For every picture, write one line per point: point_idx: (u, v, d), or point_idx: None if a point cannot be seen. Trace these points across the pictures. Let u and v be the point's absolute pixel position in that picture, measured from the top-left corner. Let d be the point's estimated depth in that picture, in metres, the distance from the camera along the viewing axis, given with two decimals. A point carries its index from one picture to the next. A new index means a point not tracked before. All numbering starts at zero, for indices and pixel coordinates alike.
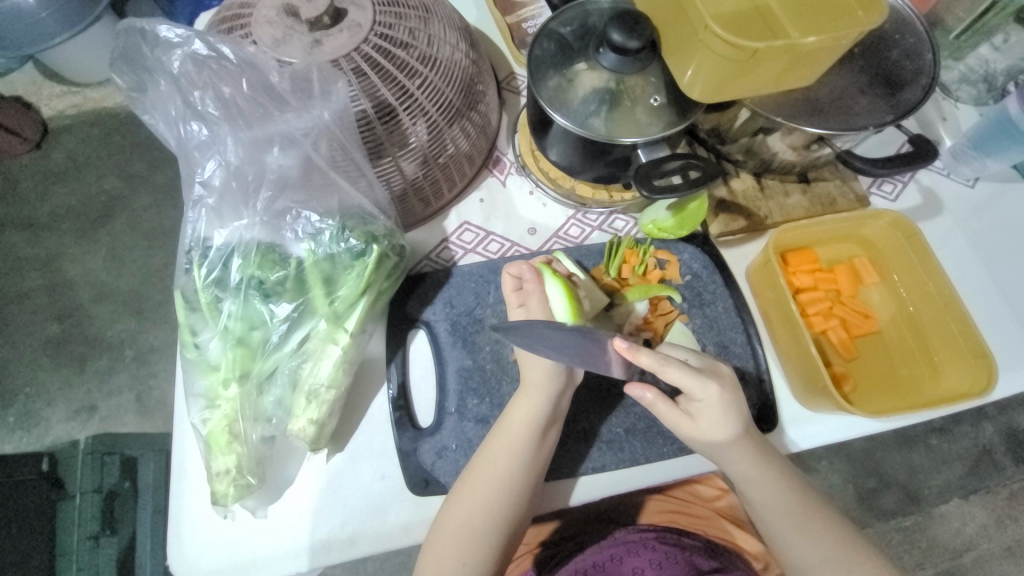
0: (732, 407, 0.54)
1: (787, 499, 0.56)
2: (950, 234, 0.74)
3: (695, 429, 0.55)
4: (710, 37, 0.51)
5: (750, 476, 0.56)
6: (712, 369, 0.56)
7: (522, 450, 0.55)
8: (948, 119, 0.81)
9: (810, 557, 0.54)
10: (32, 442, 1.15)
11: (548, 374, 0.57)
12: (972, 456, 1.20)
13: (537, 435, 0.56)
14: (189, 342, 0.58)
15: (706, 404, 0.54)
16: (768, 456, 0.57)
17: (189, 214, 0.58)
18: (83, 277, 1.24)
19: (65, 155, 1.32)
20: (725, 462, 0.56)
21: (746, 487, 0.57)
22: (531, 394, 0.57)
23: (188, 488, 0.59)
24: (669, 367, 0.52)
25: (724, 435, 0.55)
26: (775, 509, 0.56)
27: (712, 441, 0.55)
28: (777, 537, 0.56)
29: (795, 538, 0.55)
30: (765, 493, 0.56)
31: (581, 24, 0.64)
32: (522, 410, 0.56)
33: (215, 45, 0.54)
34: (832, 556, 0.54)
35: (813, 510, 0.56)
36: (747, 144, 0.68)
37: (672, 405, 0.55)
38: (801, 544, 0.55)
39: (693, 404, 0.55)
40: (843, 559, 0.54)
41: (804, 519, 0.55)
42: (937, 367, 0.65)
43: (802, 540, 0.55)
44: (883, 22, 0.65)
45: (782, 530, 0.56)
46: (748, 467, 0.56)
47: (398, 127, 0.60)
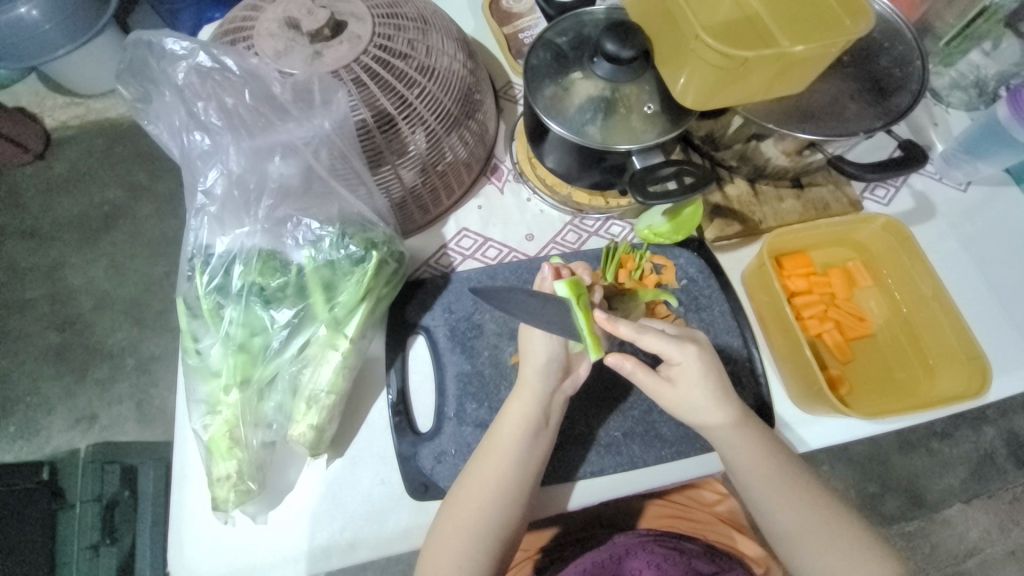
0: (710, 371, 0.56)
1: (769, 468, 0.56)
2: (942, 237, 0.75)
3: (675, 396, 0.57)
4: (701, 47, 0.52)
5: (734, 444, 0.56)
6: (689, 335, 0.58)
7: (515, 451, 0.56)
8: (939, 125, 0.82)
9: (794, 526, 0.54)
10: (33, 451, 1.15)
11: (540, 375, 0.57)
12: (974, 460, 1.20)
13: (529, 436, 0.56)
14: (190, 348, 0.58)
15: (683, 366, 0.56)
16: (751, 424, 0.57)
17: (192, 222, 0.59)
18: (85, 286, 1.25)
19: (68, 166, 1.33)
20: (708, 431, 0.57)
21: (730, 457, 0.57)
22: (525, 397, 0.57)
23: (189, 494, 0.60)
24: (644, 335, 0.55)
25: (707, 398, 0.56)
26: (760, 480, 0.56)
27: (694, 406, 0.56)
28: (761, 508, 0.56)
29: (778, 506, 0.55)
30: (748, 463, 0.56)
31: (576, 34, 0.66)
32: (515, 410, 0.57)
33: (219, 57, 0.55)
34: (815, 523, 0.54)
35: (796, 478, 0.56)
36: (741, 150, 0.69)
37: (651, 373, 0.57)
38: (785, 514, 0.55)
39: (673, 369, 0.57)
40: (827, 527, 0.54)
41: (787, 487, 0.56)
42: (932, 370, 0.66)
43: (785, 507, 0.55)
44: (871, 31, 0.67)
45: (766, 499, 0.56)
46: (732, 433, 0.56)
47: (398, 136, 0.61)
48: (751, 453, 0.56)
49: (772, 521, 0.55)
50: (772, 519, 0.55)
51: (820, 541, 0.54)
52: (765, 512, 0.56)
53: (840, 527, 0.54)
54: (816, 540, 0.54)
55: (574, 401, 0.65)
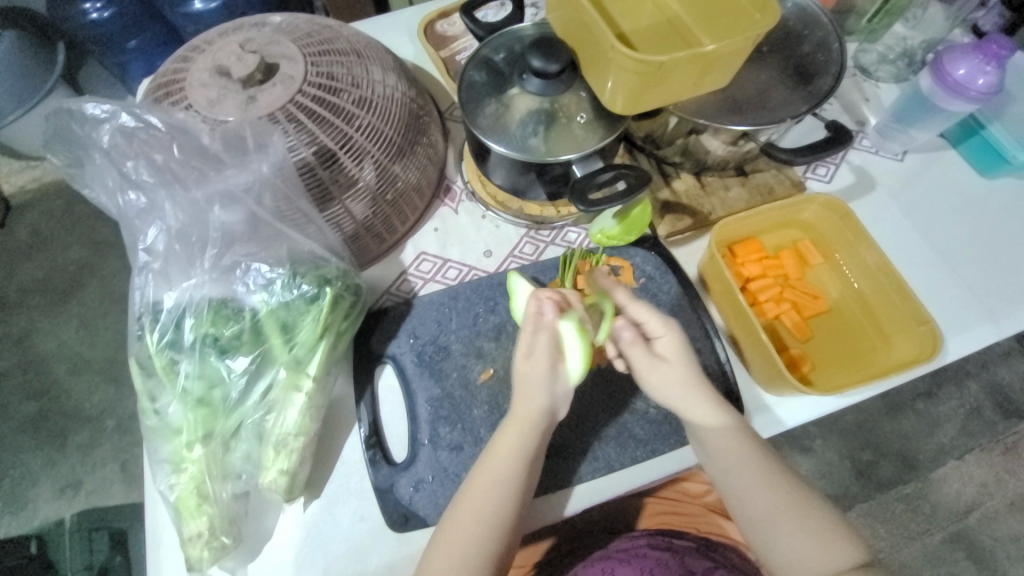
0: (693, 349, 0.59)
1: (742, 452, 0.56)
2: (885, 208, 0.77)
3: (662, 375, 0.58)
4: (618, 55, 0.54)
5: (709, 424, 0.57)
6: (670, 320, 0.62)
7: (507, 482, 0.55)
8: (871, 99, 0.84)
9: (765, 509, 0.54)
10: (19, 526, 1.11)
11: (536, 407, 0.57)
12: (961, 416, 1.23)
13: (524, 468, 0.56)
14: (148, 409, 0.57)
15: (668, 340, 0.58)
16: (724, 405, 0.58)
17: (136, 281, 0.58)
18: (57, 350, 1.22)
19: (28, 230, 1.31)
20: (684, 410, 0.58)
21: (707, 439, 0.57)
22: (517, 428, 0.57)
23: (163, 557, 0.58)
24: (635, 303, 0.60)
25: (686, 380, 0.57)
26: (732, 464, 0.56)
27: (674, 387, 0.58)
28: (739, 489, 0.55)
29: (749, 490, 0.55)
30: (722, 446, 0.56)
31: (508, 51, 0.67)
32: (510, 442, 0.56)
33: (142, 116, 0.56)
34: (786, 508, 0.54)
35: (768, 463, 0.56)
36: (683, 145, 0.70)
37: (642, 351, 0.58)
38: (757, 496, 0.54)
39: (657, 344, 0.59)
40: (797, 512, 0.53)
41: (760, 471, 0.55)
42: (887, 338, 0.67)
43: (758, 491, 0.55)
44: (790, 20, 0.69)
45: (743, 479, 0.55)
46: (708, 416, 0.57)
47: (342, 169, 0.62)
48: (726, 435, 0.57)
49: (744, 504, 0.55)
50: (745, 503, 0.55)
51: (791, 525, 0.53)
52: (742, 494, 0.55)
53: (810, 512, 0.53)
54: (788, 525, 0.53)
55: None
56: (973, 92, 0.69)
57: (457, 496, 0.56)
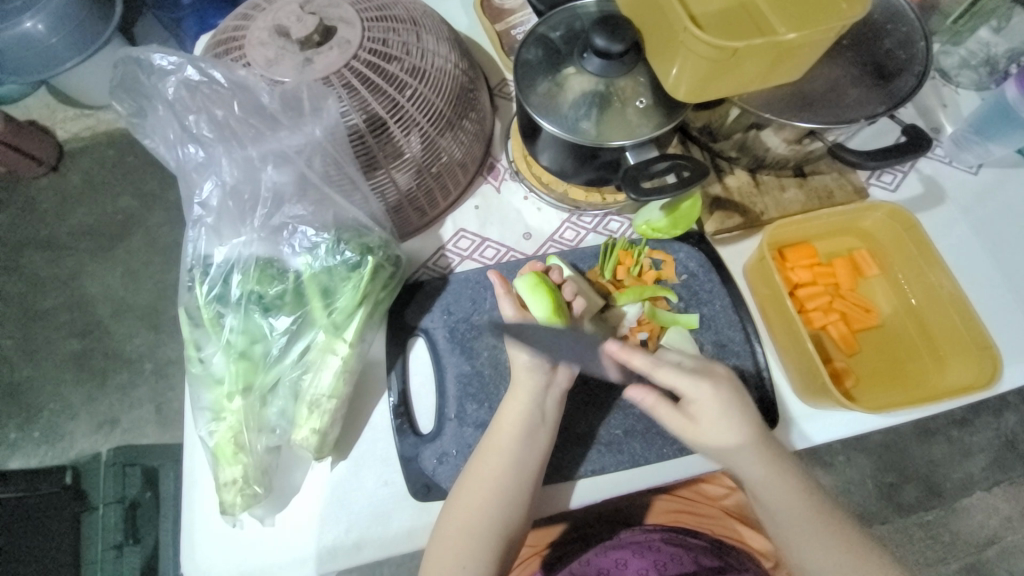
0: (732, 407, 0.55)
1: (803, 508, 0.55)
2: (953, 222, 0.73)
3: (699, 433, 0.55)
4: (690, 38, 0.51)
5: (767, 479, 0.55)
6: (705, 369, 0.57)
7: (511, 450, 0.56)
8: (948, 106, 0.79)
9: (830, 568, 0.53)
10: (57, 455, 1.19)
11: (529, 372, 0.57)
12: (995, 448, 1.17)
13: (526, 435, 0.56)
14: (194, 357, 0.59)
15: (701, 402, 0.55)
16: (783, 460, 0.56)
17: (190, 233, 0.60)
18: (102, 294, 1.28)
19: (81, 177, 1.36)
20: (737, 464, 0.56)
21: (763, 493, 0.55)
22: (520, 397, 0.57)
23: (199, 498, 0.61)
24: (659, 368, 0.56)
25: (733, 438, 0.55)
26: (794, 521, 0.54)
27: (719, 443, 0.55)
28: (788, 542, 0.55)
29: (812, 546, 0.53)
30: (782, 501, 0.55)
31: (568, 28, 0.65)
32: (511, 409, 0.57)
33: (207, 70, 0.56)
34: (853, 567, 0.53)
35: (830, 517, 0.55)
36: (741, 140, 0.67)
37: (672, 409, 0.56)
38: (821, 555, 0.53)
39: (690, 406, 0.56)
40: (863, 569, 0.53)
41: (822, 527, 0.54)
42: (941, 360, 0.64)
43: (822, 548, 0.53)
44: (874, 12, 0.64)
45: (793, 534, 0.54)
46: (764, 472, 0.55)
47: (390, 139, 0.61)
48: (783, 485, 0.55)
49: (808, 563, 0.54)
50: (807, 561, 0.54)
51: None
52: (794, 548, 0.54)
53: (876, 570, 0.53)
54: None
55: (574, 399, 0.65)
56: None
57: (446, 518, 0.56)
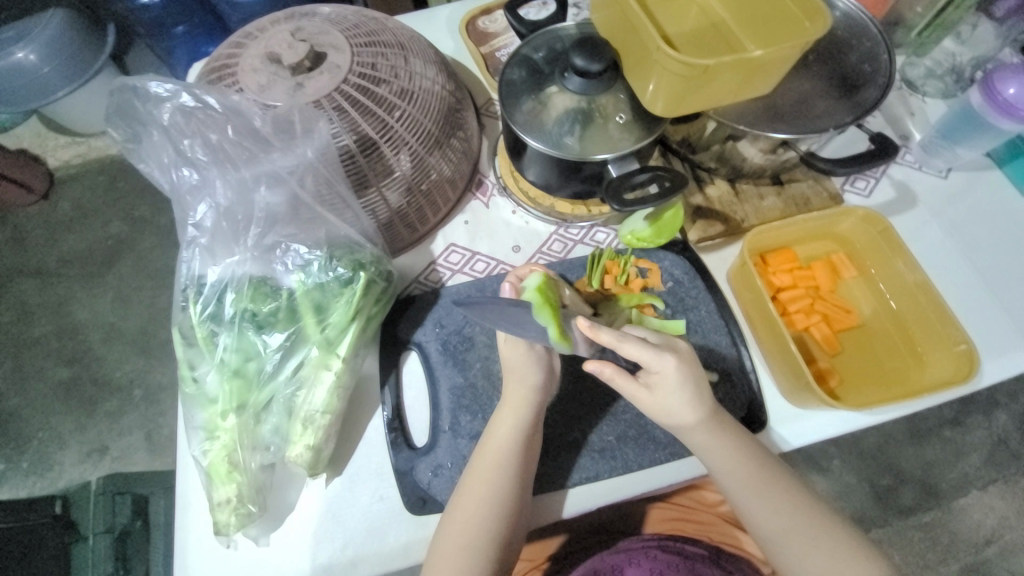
0: (692, 380, 0.55)
1: (751, 470, 0.56)
2: (925, 225, 0.75)
3: (653, 402, 0.56)
4: (663, 57, 0.54)
5: (710, 446, 0.56)
6: (669, 344, 0.56)
7: (508, 466, 0.56)
8: (915, 114, 0.82)
9: (777, 527, 0.54)
10: (46, 486, 1.16)
11: (532, 393, 0.59)
12: (987, 447, 1.18)
13: (520, 450, 0.57)
14: (187, 377, 0.60)
15: (663, 376, 0.55)
16: (727, 425, 0.57)
17: (184, 254, 0.61)
18: (92, 320, 1.28)
19: (71, 204, 1.37)
20: (683, 433, 0.57)
21: (710, 461, 0.56)
22: (510, 413, 0.58)
23: (192, 520, 0.61)
24: (625, 342, 0.54)
25: (682, 406, 0.55)
26: (742, 483, 0.56)
27: (672, 414, 0.56)
28: (742, 508, 0.56)
29: (762, 508, 0.55)
30: (728, 467, 0.56)
31: (550, 49, 0.68)
32: (505, 424, 0.58)
33: (201, 96, 0.58)
34: (801, 524, 0.54)
35: (776, 479, 0.56)
36: (718, 151, 0.70)
37: (630, 379, 0.56)
38: (767, 513, 0.54)
39: (650, 377, 0.56)
40: (811, 526, 0.54)
41: (768, 488, 0.55)
42: (922, 358, 0.66)
43: (770, 510, 0.54)
44: (838, 29, 0.68)
45: (747, 498, 0.55)
46: (708, 437, 0.56)
47: (381, 159, 0.63)
48: (730, 452, 0.56)
49: (755, 521, 0.55)
50: (757, 520, 0.55)
51: (803, 539, 0.53)
52: (747, 512, 0.55)
53: (819, 524, 0.54)
54: (803, 542, 0.53)
55: (566, 408, 0.65)
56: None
57: (442, 523, 0.56)
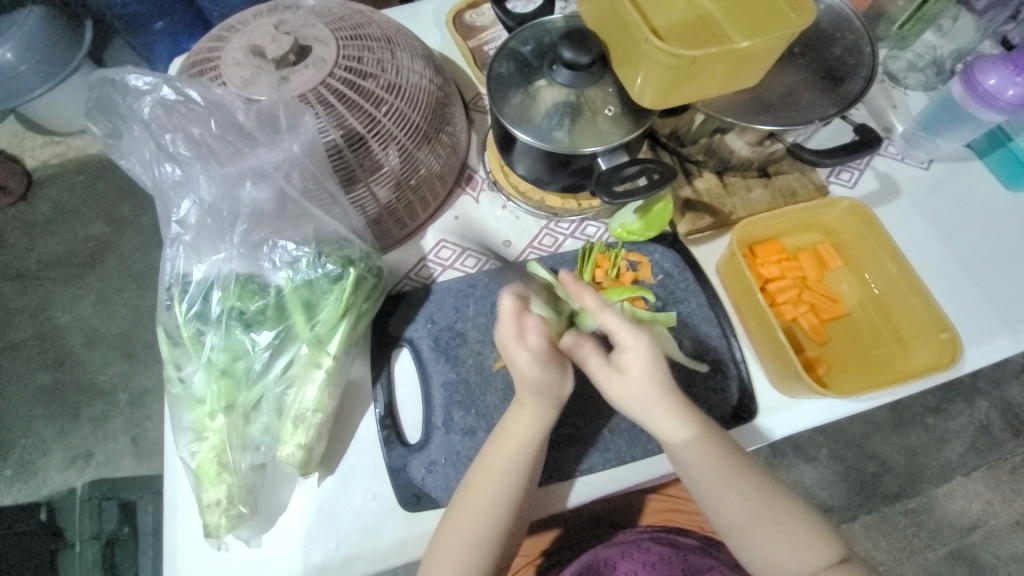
0: (660, 363, 0.54)
1: (718, 462, 0.55)
2: (909, 216, 0.77)
3: (626, 385, 0.55)
4: (652, 49, 0.54)
5: (678, 435, 0.55)
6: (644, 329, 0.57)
7: (517, 465, 0.55)
8: (898, 107, 0.84)
9: (741, 516, 0.54)
10: (30, 494, 1.14)
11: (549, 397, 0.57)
12: (970, 434, 1.21)
13: (533, 450, 0.56)
14: (174, 377, 0.59)
15: (634, 354, 0.54)
16: (690, 417, 0.56)
17: (167, 252, 0.60)
18: (74, 323, 1.25)
19: (49, 205, 1.33)
20: (649, 422, 0.56)
21: (678, 451, 0.56)
22: (526, 411, 0.57)
23: (181, 522, 0.60)
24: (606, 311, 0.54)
25: (652, 395, 0.54)
26: (709, 474, 0.55)
27: (643, 399, 0.55)
28: (709, 499, 0.56)
29: (726, 498, 0.55)
30: (697, 457, 0.55)
31: (537, 42, 0.67)
32: (518, 424, 0.57)
33: (183, 90, 0.57)
34: (762, 513, 0.54)
35: (744, 469, 0.56)
36: (706, 144, 0.70)
37: (602, 359, 0.56)
38: (732, 503, 0.55)
39: (621, 357, 0.55)
40: (772, 517, 0.54)
41: (735, 480, 0.55)
42: (906, 346, 0.67)
43: (735, 499, 0.55)
44: (822, 22, 0.69)
45: (712, 490, 0.55)
46: (675, 425, 0.55)
47: (368, 153, 0.62)
48: (697, 442, 0.55)
49: (720, 511, 0.55)
50: (721, 510, 0.55)
51: (767, 528, 0.54)
52: (712, 502, 0.56)
53: (783, 513, 0.54)
54: (762, 531, 0.54)
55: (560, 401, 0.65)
56: (1003, 103, 0.68)
57: (443, 520, 0.56)
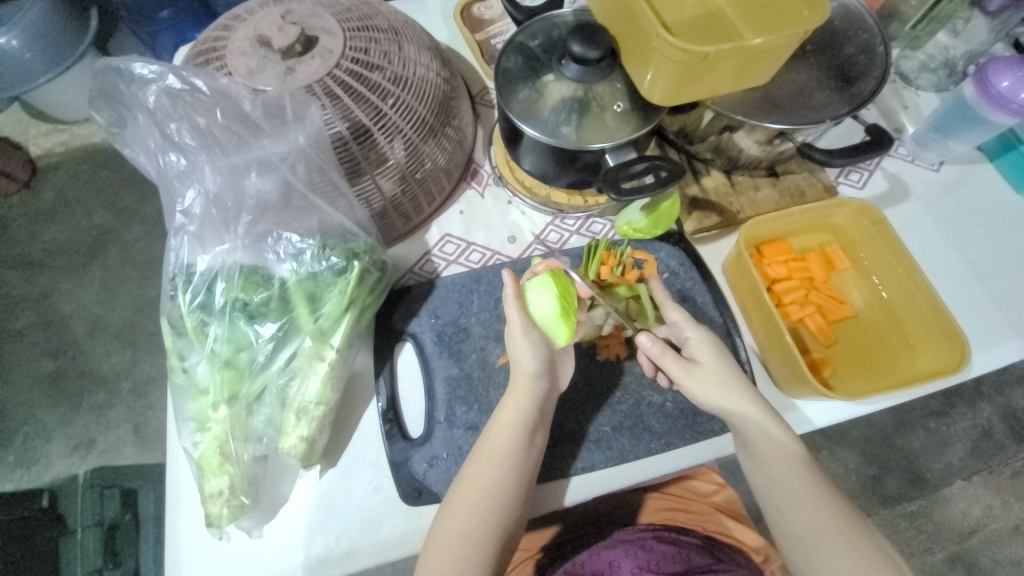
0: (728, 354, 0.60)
1: (792, 463, 0.55)
2: (917, 218, 0.76)
3: (701, 378, 0.58)
4: (663, 44, 0.53)
5: (758, 431, 0.56)
6: None
7: (509, 455, 0.56)
8: (909, 108, 0.83)
9: (812, 525, 0.52)
10: (32, 480, 1.14)
11: (531, 380, 0.57)
12: (971, 438, 1.21)
13: (524, 438, 0.56)
14: (177, 367, 0.59)
15: (702, 345, 0.60)
16: (775, 415, 0.57)
17: (172, 242, 0.60)
18: (76, 311, 1.25)
19: (53, 193, 1.33)
20: (728, 413, 0.57)
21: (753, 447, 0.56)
22: (516, 400, 0.57)
23: (183, 512, 0.60)
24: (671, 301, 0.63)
25: (730, 384, 0.57)
26: (780, 474, 0.54)
27: (721, 388, 0.57)
28: (780, 502, 0.54)
29: (799, 503, 0.53)
30: (772, 455, 0.55)
31: (546, 36, 0.67)
32: (507, 413, 0.57)
33: (189, 79, 0.56)
34: (835, 525, 0.52)
35: (814, 477, 0.55)
36: (715, 142, 0.69)
37: (676, 356, 0.58)
38: (803, 508, 0.53)
39: (692, 351, 0.59)
40: (844, 529, 0.52)
41: (806, 486, 0.54)
42: (912, 348, 0.67)
43: (807, 505, 0.53)
44: (835, 20, 0.68)
45: (785, 493, 0.54)
46: (754, 421, 0.56)
47: (374, 146, 0.62)
48: (776, 439, 0.55)
49: (792, 517, 0.53)
50: (792, 517, 0.53)
51: (839, 542, 0.51)
52: (783, 507, 0.54)
53: (855, 528, 0.52)
54: (834, 544, 0.51)
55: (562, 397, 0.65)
56: (1015, 105, 0.67)
57: (440, 513, 0.56)
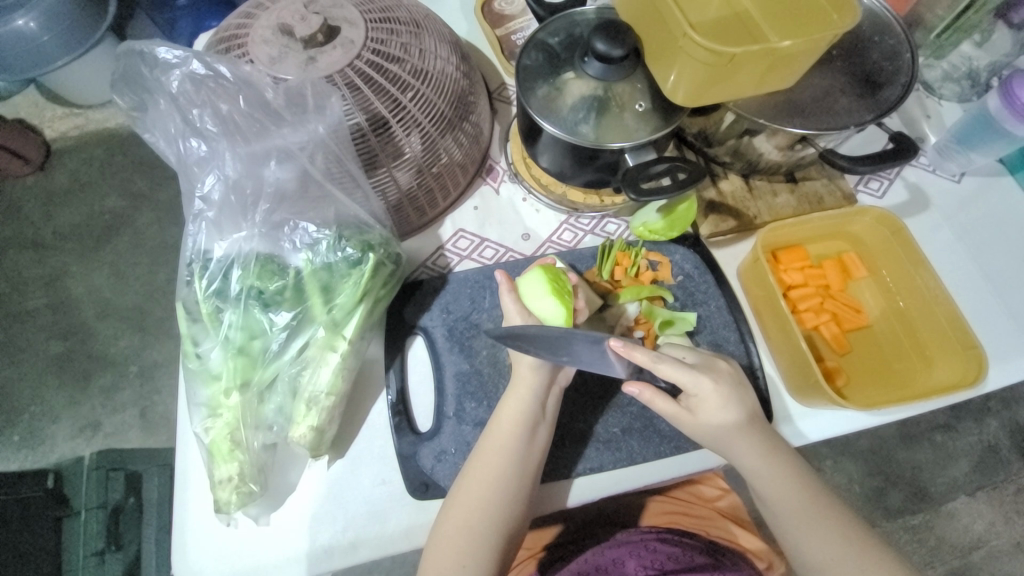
0: (731, 399, 0.55)
1: (801, 500, 0.55)
2: (937, 228, 0.75)
3: (696, 422, 0.56)
4: (690, 44, 0.53)
5: (762, 470, 0.56)
6: (708, 364, 0.57)
7: (514, 449, 0.56)
8: (932, 116, 0.82)
9: (824, 560, 0.53)
10: (37, 460, 1.15)
11: (532, 370, 0.58)
12: (977, 453, 1.20)
13: (527, 430, 0.57)
14: (191, 352, 0.59)
15: (703, 399, 0.55)
16: (779, 455, 0.56)
17: (190, 227, 0.60)
18: (86, 295, 1.26)
19: (68, 176, 1.34)
20: (731, 453, 0.57)
21: (760, 486, 0.56)
22: (522, 392, 0.58)
23: (192, 496, 0.60)
24: (661, 363, 0.54)
25: (727, 429, 0.56)
26: (790, 509, 0.55)
27: (721, 430, 0.56)
28: (790, 537, 0.54)
29: (810, 539, 0.53)
30: (779, 492, 0.55)
31: (568, 34, 0.66)
32: (513, 405, 0.57)
33: (212, 65, 0.56)
34: (848, 558, 0.52)
35: (826, 509, 0.55)
36: (734, 145, 0.69)
37: (670, 401, 0.56)
38: (815, 544, 0.53)
39: (690, 400, 0.56)
40: (858, 561, 0.52)
41: (818, 521, 0.54)
42: (928, 361, 0.66)
43: (818, 540, 0.53)
44: (861, 25, 0.67)
45: (795, 528, 0.54)
46: (757, 462, 0.56)
47: (392, 138, 0.62)
48: (783, 478, 0.55)
49: (804, 552, 0.54)
50: (803, 551, 0.54)
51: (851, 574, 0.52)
52: (794, 542, 0.54)
53: (869, 559, 0.52)
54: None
55: (571, 396, 0.65)
56: None
57: (443, 507, 0.56)
